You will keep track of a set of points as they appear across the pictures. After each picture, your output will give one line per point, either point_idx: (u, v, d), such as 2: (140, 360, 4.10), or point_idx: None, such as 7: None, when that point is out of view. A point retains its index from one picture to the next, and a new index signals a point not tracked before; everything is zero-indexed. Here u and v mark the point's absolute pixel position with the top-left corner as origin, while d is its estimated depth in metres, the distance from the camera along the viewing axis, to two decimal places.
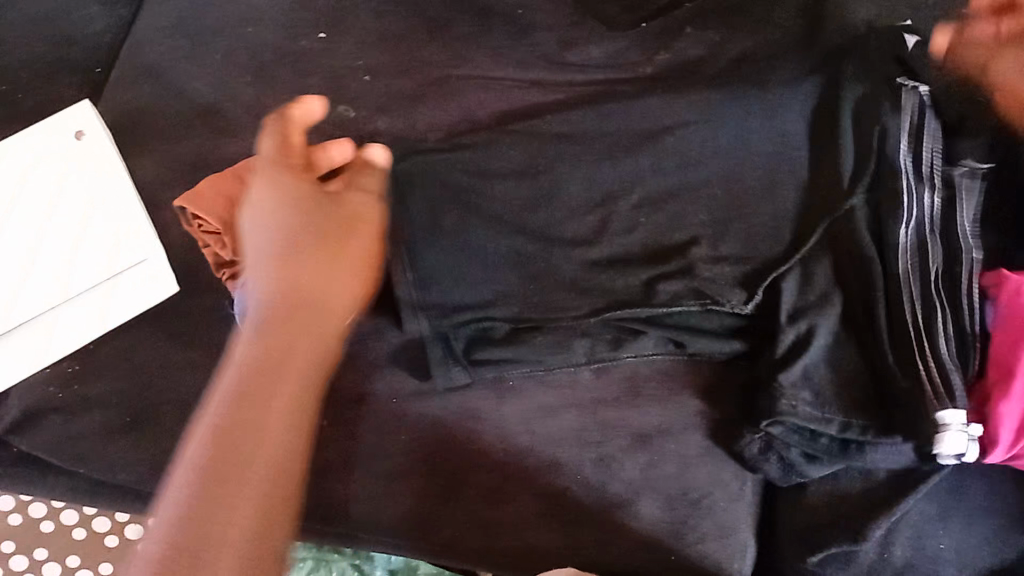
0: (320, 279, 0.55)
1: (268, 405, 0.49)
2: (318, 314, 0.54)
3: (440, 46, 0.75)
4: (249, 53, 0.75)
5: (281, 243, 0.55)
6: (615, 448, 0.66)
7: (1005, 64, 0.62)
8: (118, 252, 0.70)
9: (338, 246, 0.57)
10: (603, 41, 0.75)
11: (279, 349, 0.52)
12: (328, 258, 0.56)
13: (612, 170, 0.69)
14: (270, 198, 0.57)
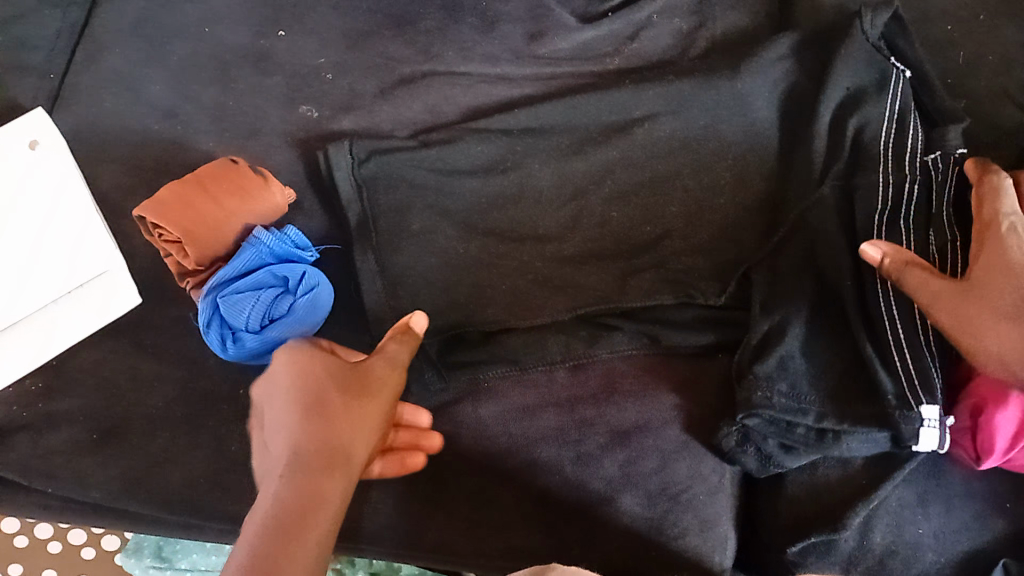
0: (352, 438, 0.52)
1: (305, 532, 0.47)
2: (348, 462, 0.51)
3: (405, 43, 0.74)
4: (210, 56, 0.74)
5: (312, 401, 0.52)
6: (594, 447, 0.64)
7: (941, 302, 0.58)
8: (73, 262, 0.66)
9: (368, 403, 0.53)
10: (570, 34, 0.73)
11: (310, 507, 0.48)
12: (356, 408, 0.53)
13: (583, 163, 0.68)
14: (296, 363, 0.54)
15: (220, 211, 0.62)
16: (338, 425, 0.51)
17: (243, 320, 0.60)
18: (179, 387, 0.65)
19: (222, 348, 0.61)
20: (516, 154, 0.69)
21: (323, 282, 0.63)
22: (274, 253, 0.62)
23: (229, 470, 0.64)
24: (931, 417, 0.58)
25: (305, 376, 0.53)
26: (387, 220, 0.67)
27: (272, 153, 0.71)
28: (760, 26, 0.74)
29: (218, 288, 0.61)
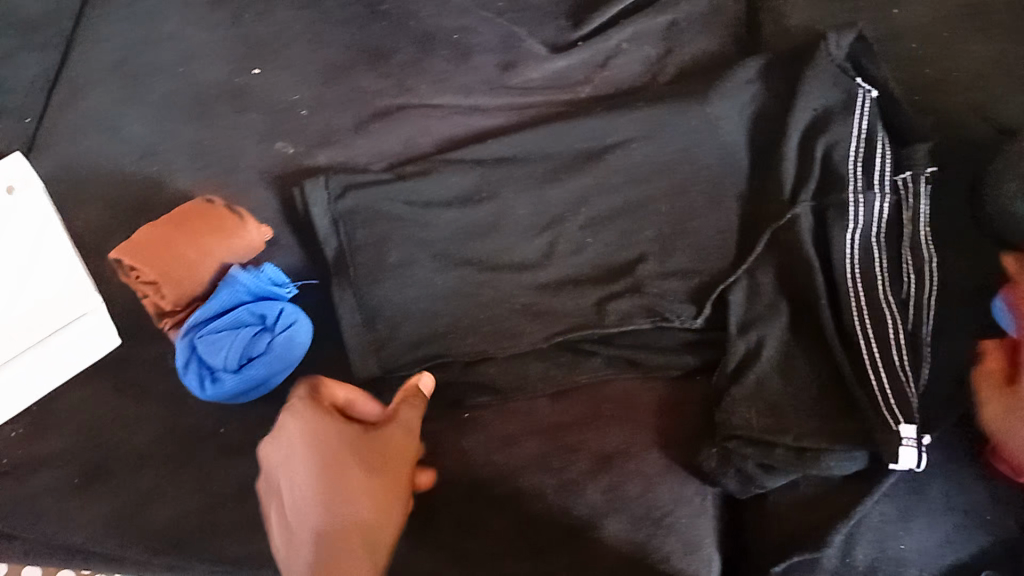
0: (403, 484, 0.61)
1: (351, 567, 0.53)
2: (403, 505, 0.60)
3: (379, 75, 0.75)
4: (186, 95, 0.74)
5: (324, 469, 0.55)
6: (578, 472, 0.64)
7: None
8: (67, 302, 0.66)
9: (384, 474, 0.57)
10: (542, 64, 0.75)
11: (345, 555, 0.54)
12: (366, 476, 0.56)
13: (558, 189, 0.68)
14: (308, 433, 0.57)
15: (194, 251, 0.62)
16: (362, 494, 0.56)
17: (221, 360, 0.61)
18: (160, 427, 0.65)
19: (201, 389, 0.62)
20: (492, 181, 0.69)
21: (301, 317, 0.64)
22: (250, 291, 0.63)
23: (207, 509, 0.62)
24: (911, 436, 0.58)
25: (315, 449, 0.56)
26: (363, 254, 0.67)
27: (250, 191, 0.71)
28: (729, 49, 0.75)
29: (195, 328, 0.61)
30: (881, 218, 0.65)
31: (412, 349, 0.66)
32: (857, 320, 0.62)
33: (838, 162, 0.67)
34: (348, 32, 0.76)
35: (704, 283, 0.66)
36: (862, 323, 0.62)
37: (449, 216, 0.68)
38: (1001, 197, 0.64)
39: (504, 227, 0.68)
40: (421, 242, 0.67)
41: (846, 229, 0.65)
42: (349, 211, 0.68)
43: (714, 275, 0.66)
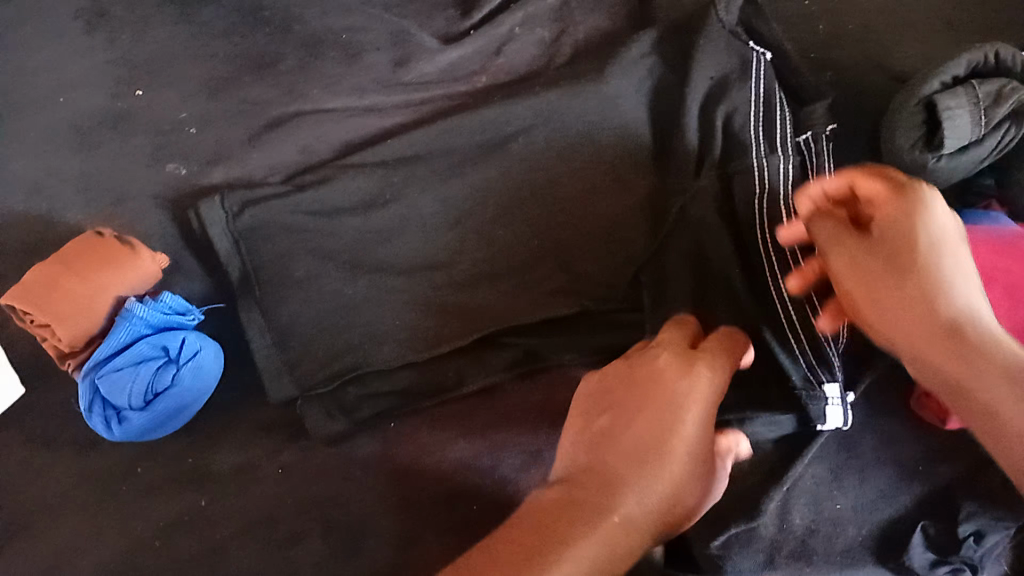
0: (602, 504, 0.46)
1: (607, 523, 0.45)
2: (604, 523, 0.45)
3: (268, 85, 0.72)
4: (69, 126, 0.71)
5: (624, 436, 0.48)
6: (510, 468, 0.63)
7: (843, 260, 0.48)
8: None
9: (699, 425, 0.48)
10: (434, 57, 0.73)
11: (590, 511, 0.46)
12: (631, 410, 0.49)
13: (461, 185, 0.67)
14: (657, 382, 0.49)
15: (86, 287, 0.61)
16: (569, 494, 0.47)
17: (126, 399, 0.59)
18: (77, 473, 0.63)
19: (107, 430, 0.60)
20: (393, 179, 0.67)
21: (207, 345, 0.62)
22: (149, 324, 0.60)
23: (136, 550, 0.60)
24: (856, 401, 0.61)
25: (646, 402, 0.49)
26: (268, 270, 0.65)
27: (141, 218, 0.69)
28: (623, 23, 0.74)
29: (94, 369, 0.59)
30: (785, 178, 0.64)
31: (331, 360, 0.64)
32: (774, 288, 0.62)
33: (738, 133, 0.65)
34: (230, 43, 0.73)
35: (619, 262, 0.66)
36: (778, 291, 0.61)
37: (349, 223, 0.66)
38: (896, 149, 0.64)
39: (408, 226, 0.66)
40: (323, 252, 0.65)
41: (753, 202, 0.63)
42: (245, 227, 0.65)
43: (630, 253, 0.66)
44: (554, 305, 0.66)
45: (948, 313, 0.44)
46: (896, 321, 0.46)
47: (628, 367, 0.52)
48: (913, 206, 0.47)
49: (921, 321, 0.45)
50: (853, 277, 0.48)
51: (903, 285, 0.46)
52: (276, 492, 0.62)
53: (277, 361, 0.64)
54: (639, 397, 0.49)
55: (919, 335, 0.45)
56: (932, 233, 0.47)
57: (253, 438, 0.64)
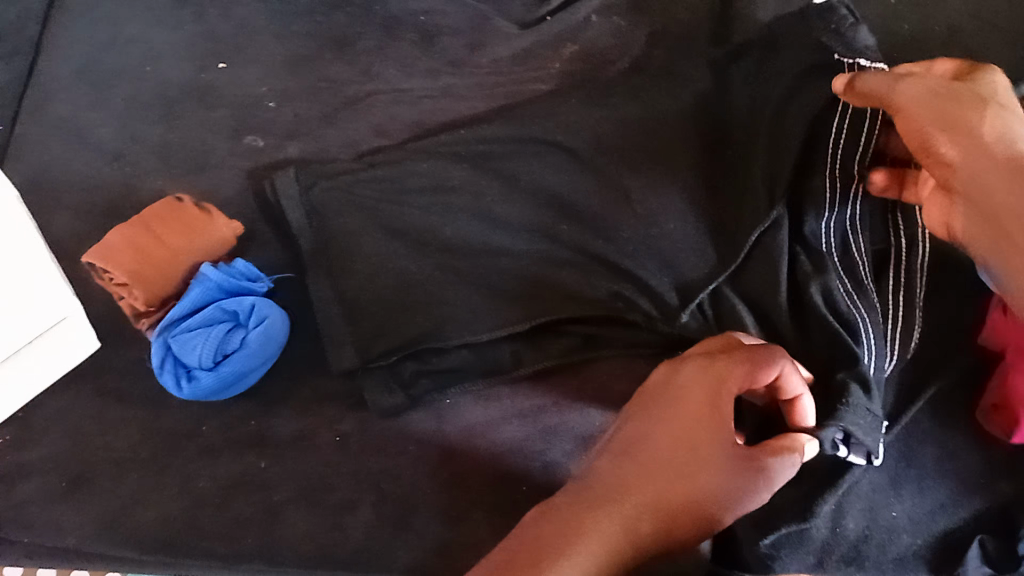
0: (617, 491, 0.49)
1: (594, 525, 0.47)
2: (621, 511, 0.48)
3: (346, 64, 0.74)
4: (156, 94, 0.74)
5: (626, 434, 0.52)
6: (561, 454, 0.64)
7: (913, 109, 0.52)
8: (48, 311, 0.63)
9: (694, 421, 0.51)
10: (509, 43, 0.74)
11: (567, 528, 0.47)
12: (641, 412, 0.53)
13: (532, 169, 0.67)
14: (665, 383, 0.54)
15: (166, 251, 0.63)
16: (595, 482, 0.50)
17: (196, 358, 0.61)
18: (144, 428, 0.65)
19: (177, 388, 0.62)
20: (461, 156, 0.68)
21: (276, 311, 0.64)
22: (220, 288, 0.63)
23: (197, 507, 0.62)
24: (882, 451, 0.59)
25: (657, 409, 0.52)
26: (337, 243, 0.66)
27: (220, 186, 0.71)
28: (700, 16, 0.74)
29: (169, 327, 0.62)
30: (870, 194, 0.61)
31: (390, 332, 0.65)
32: (841, 300, 0.61)
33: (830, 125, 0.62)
34: (315, 22, 0.76)
35: (693, 251, 0.64)
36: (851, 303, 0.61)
37: (419, 200, 0.67)
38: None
39: (476, 205, 0.67)
40: (392, 227, 0.66)
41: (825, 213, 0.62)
42: (320, 199, 0.67)
43: (704, 241, 0.64)
44: (616, 287, 0.65)
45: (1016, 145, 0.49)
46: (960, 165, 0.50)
47: (670, 375, 0.54)
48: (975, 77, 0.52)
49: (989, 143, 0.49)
50: (929, 114, 0.51)
51: (972, 117, 0.50)
52: (333, 460, 0.64)
53: (341, 329, 0.65)
54: (665, 408, 0.52)
55: (979, 163, 0.49)
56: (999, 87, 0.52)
57: (313, 405, 0.65)
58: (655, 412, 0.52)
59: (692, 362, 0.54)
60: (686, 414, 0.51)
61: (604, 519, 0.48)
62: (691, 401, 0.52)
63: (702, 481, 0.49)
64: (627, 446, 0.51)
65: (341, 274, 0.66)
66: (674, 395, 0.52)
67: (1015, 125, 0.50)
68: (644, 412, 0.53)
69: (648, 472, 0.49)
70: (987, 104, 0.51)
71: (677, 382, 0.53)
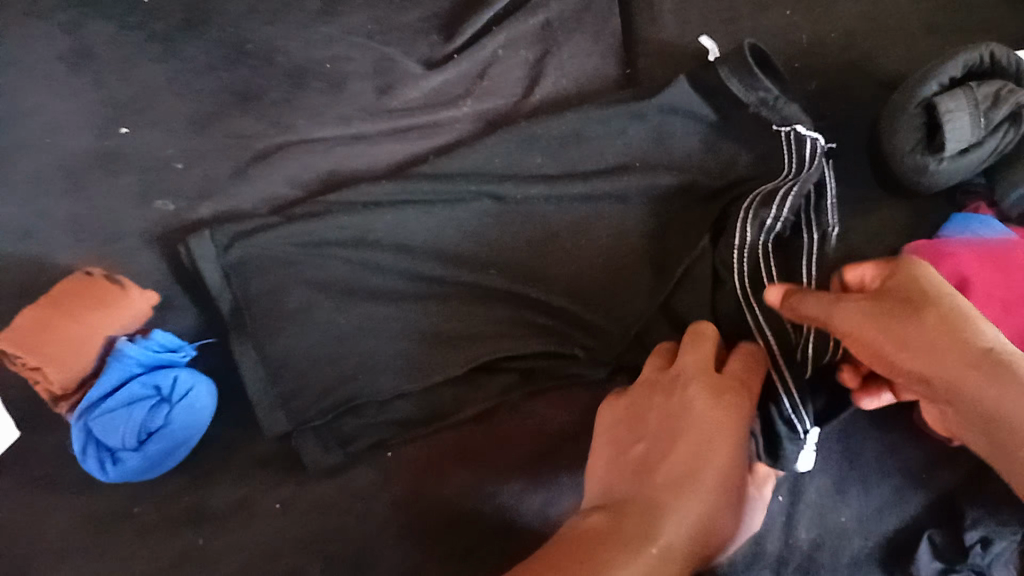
0: (682, 477, 0.48)
1: (653, 528, 0.46)
2: (691, 495, 0.48)
3: (255, 118, 0.73)
4: (58, 165, 0.72)
5: (647, 443, 0.52)
6: (511, 493, 0.62)
7: (860, 323, 0.45)
8: None
9: (717, 408, 0.51)
10: (418, 83, 0.74)
11: (620, 534, 0.46)
12: (656, 418, 0.53)
13: (459, 214, 0.67)
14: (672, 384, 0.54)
15: (78, 328, 0.61)
16: (643, 483, 0.49)
17: (120, 439, 0.59)
18: (73, 516, 0.62)
19: (101, 473, 0.59)
20: (381, 200, 0.67)
21: (201, 381, 0.62)
22: (141, 363, 0.61)
23: None
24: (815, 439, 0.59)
25: (674, 408, 0.52)
26: (260, 300, 0.65)
27: (131, 256, 0.69)
28: (603, 50, 0.76)
29: (88, 409, 0.59)
30: (779, 218, 0.64)
31: (329, 384, 0.64)
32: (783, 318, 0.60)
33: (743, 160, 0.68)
34: (219, 77, 0.74)
35: (614, 281, 0.67)
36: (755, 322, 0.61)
37: (338, 250, 0.66)
38: (895, 153, 0.66)
39: (399, 249, 0.66)
40: (314, 282, 0.65)
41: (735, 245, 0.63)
42: (235, 259, 0.65)
43: (626, 271, 0.67)
44: (550, 321, 0.66)
45: (983, 344, 0.41)
46: (920, 356, 0.42)
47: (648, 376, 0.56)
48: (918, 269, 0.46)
49: (957, 347, 0.41)
50: (880, 336, 0.44)
51: (939, 322, 0.42)
52: (276, 527, 0.61)
53: (273, 388, 0.64)
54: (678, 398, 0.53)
55: (951, 374, 0.41)
56: (942, 283, 0.45)
57: (252, 472, 0.64)
58: (672, 412, 0.52)
59: (694, 364, 0.55)
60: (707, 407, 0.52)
61: (684, 502, 0.47)
62: (705, 394, 0.52)
63: (737, 471, 0.50)
64: (653, 453, 0.51)
65: (268, 334, 0.64)
66: (689, 392, 0.53)
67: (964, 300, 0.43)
68: (660, 418, 0.52)
69: (704, 451, 0.49)
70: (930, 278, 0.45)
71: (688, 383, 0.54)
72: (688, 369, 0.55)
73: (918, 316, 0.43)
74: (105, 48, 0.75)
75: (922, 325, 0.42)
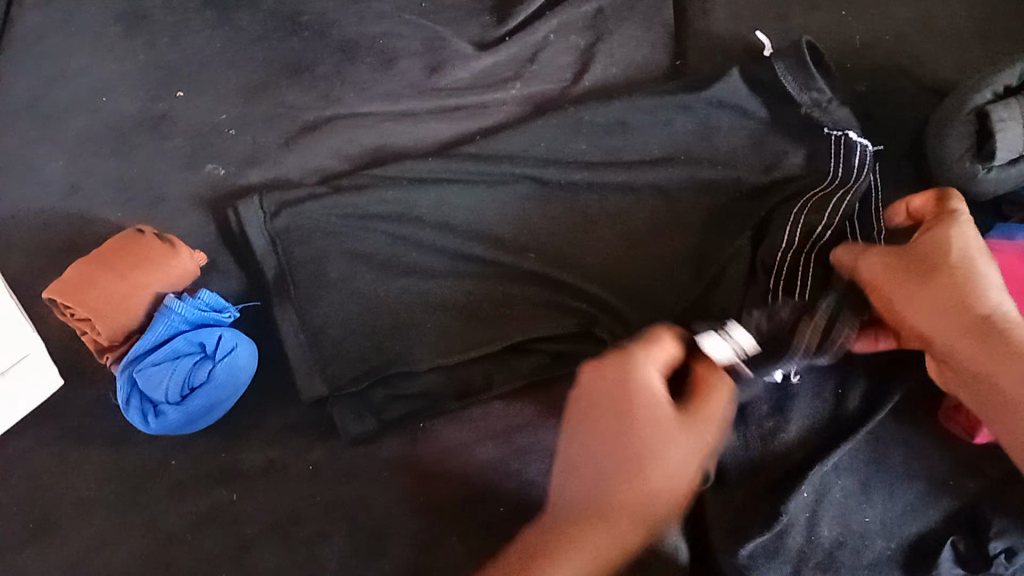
0: (600, 512, 0.48)
1: (558, 560, 0.47)
2: (603, 522, 0.48)
3: (305, 89, 0.74)
4: (112, 126, 0.73)
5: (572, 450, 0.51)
6: (536, 473, 0.62)
7: (879, 269, 0.55)
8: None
9: (638, 415, 0.48)
10: (468, 64, 0.75)
11: (529, 570, 0.48)
12: (581, 418, 0.51)
13: (502, 195, 0.68)
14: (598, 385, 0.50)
15: (127, 284, 0.62)
16: (561, 513, 0.49)
17: (163, 393, 0.60)
18: (111, 467, 0.64)
19: (144, 425, 0.61)
20: (425, 177, 0.68)
21: (242, 342, 0.64)
22: (186, 321, 0.62)
23: (167, 545, 0.61)
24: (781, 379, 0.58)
25: (596, 410, 0.50)
26: (302, 269, 0.66)
27: (177, 217, 0.70)
28: (653, 41, 0.76)
29: (134, 361, 0.61)
30: (827, 225, 0.63)
31: (363, 353, 0.65)
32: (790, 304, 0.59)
33: (793, 166, 0.68)
34: (273, 49, 0.76)
35: (647, 270, 0.67)
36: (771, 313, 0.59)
37: (382, 223, 0.67)
38: (946, 158, 0.66)
39: (441, 225, 0.67)
40: (355, 251, 0.66)
41: (781, 249, 0.63)
42: (283, 226, 0.67)
43: (662, 262, 0.67)
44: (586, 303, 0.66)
45: (984, 311, 0.52)
46: (932, 318, 0.52)
47: (608, 390, 0.50)
48: (954, 228, 0.54)
49: (960, 314, 0.52)
50: (898, 287, 0.54)
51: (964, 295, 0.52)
52: (305, 490, 0.62)
53: (307, 355, 0.65)
54: (607, 416, 0.49)
55: (951, 337, 0.52)
56: (964, 244, 0.54)
57: (283, 436, 0.65)
58: (587, 408, 0.51)
59: (607, 377, 0.50)
60: (626, 415, 0.49)
61: (593, 546, 0.47)
62: (616, 399, 0.49)
63: (655, 480, 0.47)
64: (579, 472, 0.49)
65: (309, 300, 0.66)
66: (607, 389, 0.50)
67: (982, 269, 0.53)
68: (582, 412, 0.51)
69: (618, 466, 0.48)
70: (956, 240, 0.54)
71: (603, 388, 0.50)
72: (606, 375, 0.50)
73: (939, 278, 0.53)
74: (162, 13, 0.78)
75: (939, 290, 0.53)
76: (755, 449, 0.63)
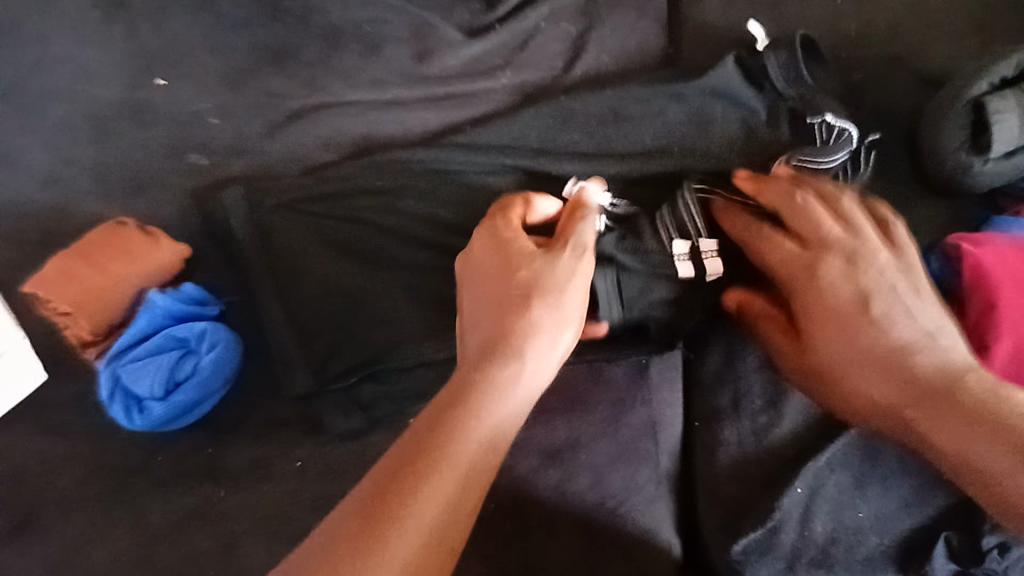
0: (493, 376, 0.44)
1: (441, 445, 0.41)
2: (490, 381, 0.44)
3: (289, 77, 0.72)
4: (90, 111, 0.71)
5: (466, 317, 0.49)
6: (527, 469, 0.62)
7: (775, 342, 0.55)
8: None
9: (521, 273, 0.48)
10: (457, 50, 0.73)
11: (411, 452, 0.41)
12: (467, 288, 0.50)
13: (492, 187, 0.67)
14: (486, 248, 0.50)
15: (108, 277, 0.61)
16: (442, 392, 0.44)
17: (147, 388, 0.59)
18: (91, 462, 0.62)
19: (127, 421, 0.59)
20: (413, 169, 0.67)
21: (228, 336, 0.62)
22: (170, 314, 0.61)
23: (152, 544, 0.60)
24: (678, 252, 0.61)
25: (490, 268, 0.49)
26: (287, 261, 0.65)
27: (160, 208, 0.69)
28: (645, 29, 0.75)
29: (116, 356, 0.59)
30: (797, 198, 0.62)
31: (349, 346, 0.63)
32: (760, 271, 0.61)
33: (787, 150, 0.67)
34: (255, 34, 0.73)
35: None
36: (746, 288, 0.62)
37: (371, 214, 0.65)
38: (940, 152, 0.65)
39: (429, 215, 0.66)
40: (342, 242, 0.65)
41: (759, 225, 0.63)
42: (271, 216, 0.65)
43: None
44: None
45: (881, 388, 0.47)
46: (843, 394, 0.50)
47: (491, 261, 0.49)
48: (811, 295, 0.50)
49: (873, 393, 0.47)
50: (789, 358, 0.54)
51: (862, 357, 0.48)
52: (294, 488, 0.62)
53: (294, 352, 0.63)
54: (498, 278, 0.48)
55: (866, 409, 0.48)
56: (833, 312, 0.49)
57: (270, 431, 0.64)
58: (476, 279, 0.50)
59: (489, 240, 0.51)
60: (509, 270, 0.49)
61: (472, 431, 0.42)
62: (502, 256, 0.49)
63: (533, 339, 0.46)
64: (471, 342, 0.47)
65: (295, 294, 0.64)
66: (489, 250, 0.50)
67: (856, 340, 0.48)
68: (470, 279, 0.50)
69: (505, 322, 0.46)
70: (828, 307, 0.49)
71: (486, 248, 0.50)
72: (490, 238, 0.51)
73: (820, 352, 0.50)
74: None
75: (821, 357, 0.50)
76: (748, 445, 0.63)
